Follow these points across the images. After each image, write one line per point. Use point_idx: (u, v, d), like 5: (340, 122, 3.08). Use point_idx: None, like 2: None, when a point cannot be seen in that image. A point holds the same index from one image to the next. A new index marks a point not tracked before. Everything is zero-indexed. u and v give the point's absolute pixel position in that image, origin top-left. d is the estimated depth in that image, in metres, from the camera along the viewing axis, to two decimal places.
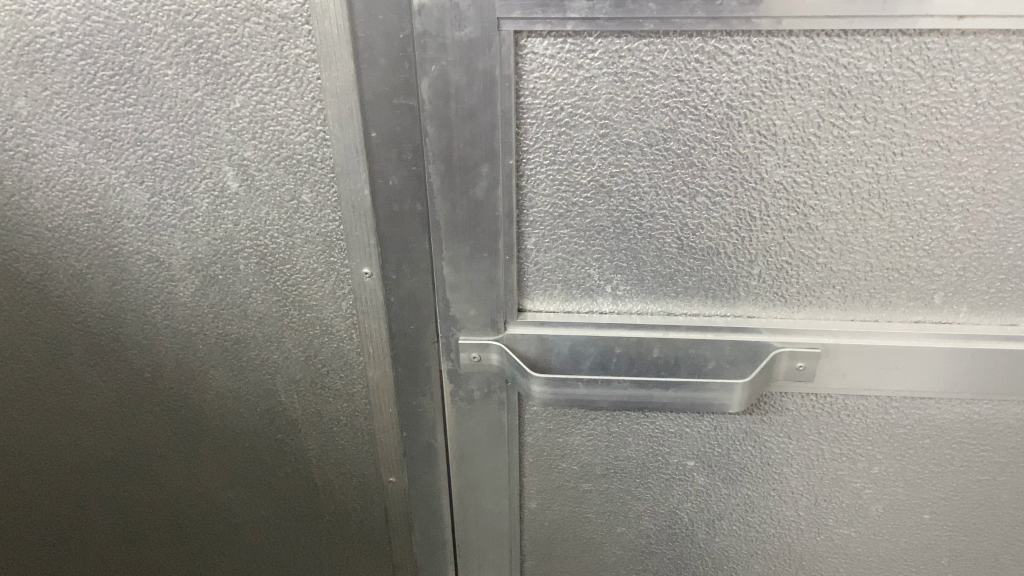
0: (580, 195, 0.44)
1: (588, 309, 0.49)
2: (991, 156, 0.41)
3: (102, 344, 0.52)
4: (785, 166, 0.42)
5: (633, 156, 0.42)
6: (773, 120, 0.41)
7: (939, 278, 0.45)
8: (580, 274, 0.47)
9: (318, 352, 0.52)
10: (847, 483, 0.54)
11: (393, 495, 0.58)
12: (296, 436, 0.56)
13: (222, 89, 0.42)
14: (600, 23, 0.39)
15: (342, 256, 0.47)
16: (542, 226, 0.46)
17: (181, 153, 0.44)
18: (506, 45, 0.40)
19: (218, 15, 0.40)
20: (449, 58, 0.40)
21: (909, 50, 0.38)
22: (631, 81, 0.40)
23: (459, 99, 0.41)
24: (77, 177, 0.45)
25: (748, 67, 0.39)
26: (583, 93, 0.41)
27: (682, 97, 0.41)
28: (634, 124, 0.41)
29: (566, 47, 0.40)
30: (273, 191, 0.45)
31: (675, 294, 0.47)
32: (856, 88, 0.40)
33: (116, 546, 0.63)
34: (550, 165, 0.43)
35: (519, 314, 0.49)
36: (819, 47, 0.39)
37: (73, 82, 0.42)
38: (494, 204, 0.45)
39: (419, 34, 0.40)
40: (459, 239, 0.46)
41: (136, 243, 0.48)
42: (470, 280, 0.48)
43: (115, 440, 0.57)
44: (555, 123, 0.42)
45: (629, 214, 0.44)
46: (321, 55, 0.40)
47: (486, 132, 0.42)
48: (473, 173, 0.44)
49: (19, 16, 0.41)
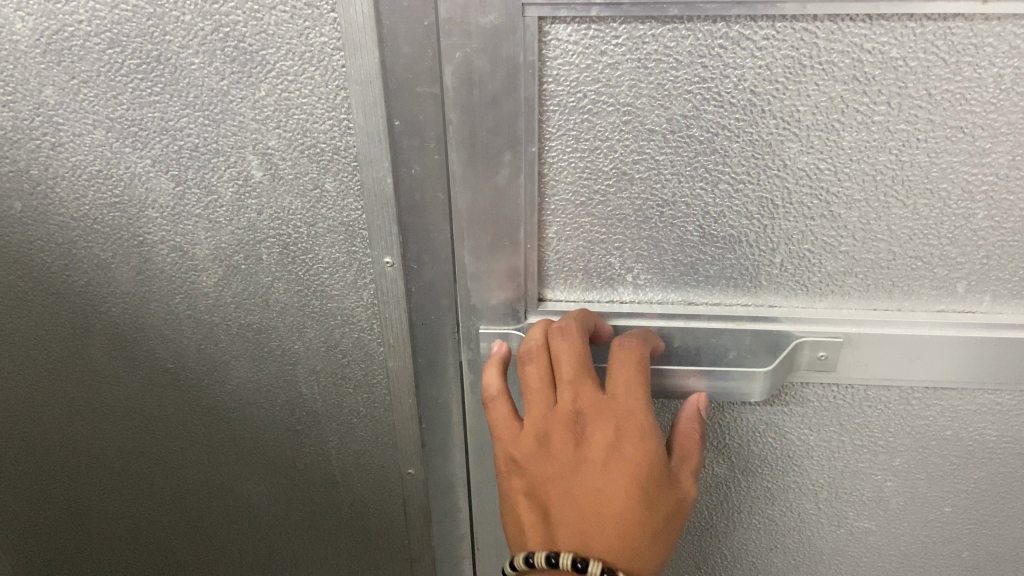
0: (602, 183, 0.44)
1: (609, 299, 0.49)
2: (1016, 142, 0.40)
3: (125, 334, 0.53)
4: (808, 153, 0.42)
5: (656, 143, 0.42)
6: (797, 107, 0.41)
7: (962, 267, 0.45)
8: (601, 263, 0.47)
9: (339, 343, 0.52)
10: (867, 476, 0.53)
11: (412, 486, 0.59)
12: (316, 427, 0.56)
13: (248, 77, 0.42)
14: (624, 9, 0.39)
15: (364, 245, 0.48)
16: (564, 214, 0.46)
17: (206, 142, 0.45)
18: (529, 31, 0.40)
19: (244, 3, 0.40)
20: (472, 44, 0.41)
21: (934, 34, 0.38)
22: (654, 67, 0.40)
23: (482, 86, 0.42)
24: (103, 166, 0.46)
25: (772, 53, 0.39)
26: (606, 80, 0.41)
27: (706, 84, 0.40)
28: (656, 111, 0.41)
29: (589, 33, 0.40)
30: (296, 180, 0.45)
31: (696, 284, 0.48)
32: (881, 73, 0.39)
33: (136, 537, 0.63)
34: (572, 153, 0.43)
35: (540, 304, 0.49)
36: (844, 32, 0.39)
37: (101, 70, 0.43)
38: (516, 191, 0.44)
39: (444, 21, 0.40)
40: (481, 227, 0.46)
41: (160, 233, 0.48)
42: (492, 269, 0.48)
43: (136, 431, 0.57)
44: (578, 110, 0.42)
45: (651, 202, 0.44)
46: (346, 43, 0.41)
47: (508, 118, 0.42)
48: (495, 160, 0.44)
49: (49, 5, 0.41)
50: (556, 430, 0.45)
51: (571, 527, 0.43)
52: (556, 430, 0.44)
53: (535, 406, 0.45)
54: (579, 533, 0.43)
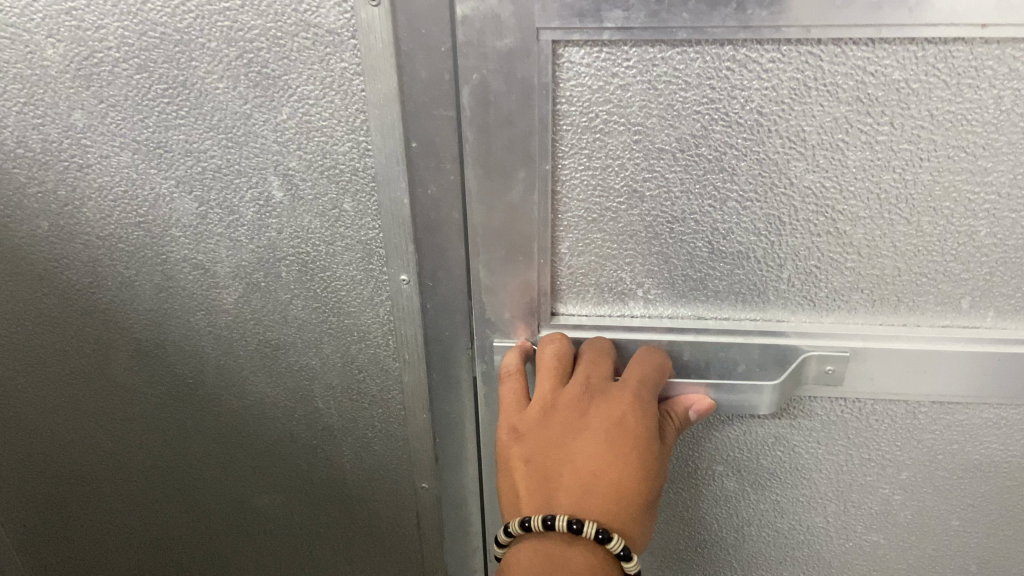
0: (614, 200, 0.45)
1: (620, 313, 0.50)
2: (1018, 161, 0.41)
3: (147, 350, 0.54)
4: (814, 171, 0.43)
5: (665, 162, 0.44)
6: (803, 126, 0.42)
7: (966, 282, 0.46)
8: (612, 278, 0.48)
9: (355, 358, 0.53)
10: (875, 489, 0.54)
11: (425, 500, 0.59)
12: (332, 442, 0.58)
13: (271, 101, 0.44)
14: (635, 32, 0.40)
15: (381, 263, 0.49)
16: (576, 230, 0.47)
17: (229, 163, 0.46)
18: (544, 54, 0.41)
19: (268, 30, 0.41)
20: (489, 66, 0.42)
21: (934, 57, 0.39)
22: (664, 88, 0.42)
23: (498, 106, 0.43)
24: (129, 187, 0.47)
25: (778, 75, 0.41)
26: (617, 100, 0.42)
27: (714, 104, 0.42)
28: (666, 130, 0.43)
29: (601, 56, 0.41)
30: (315, 200, 0.47)
31: (706, 298, 0.49)
32: (884, 94, 0.41)
33: (154, 550, 0.64)
34: (584, 170, 0.45)
35: (553, 318, 0.50)
36: (847, 55, 0.40)
37: (128, 94, 0.44)
38: (529, 206, 0.46)
39: (462, 44, 0.42)
40: (495, 242, 0.48)
41: (182, 251, 0.50)
42: (505, 284, 0.49)
43: (155, 445, 0.58)
44: (590, 129, 0.43)
45: (661, 219, 0.46)
46: (366, 67, 0.42)
47: (523, 136, 0.43)
48: (509, 177, 0.45)
49: (79, 32, 0.42)
50: (563, 402, 0.47)
51: (569, 490, 0.44)
52: (562, 403, 0.46)
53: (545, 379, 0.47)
54: (576, 496, 0.44)
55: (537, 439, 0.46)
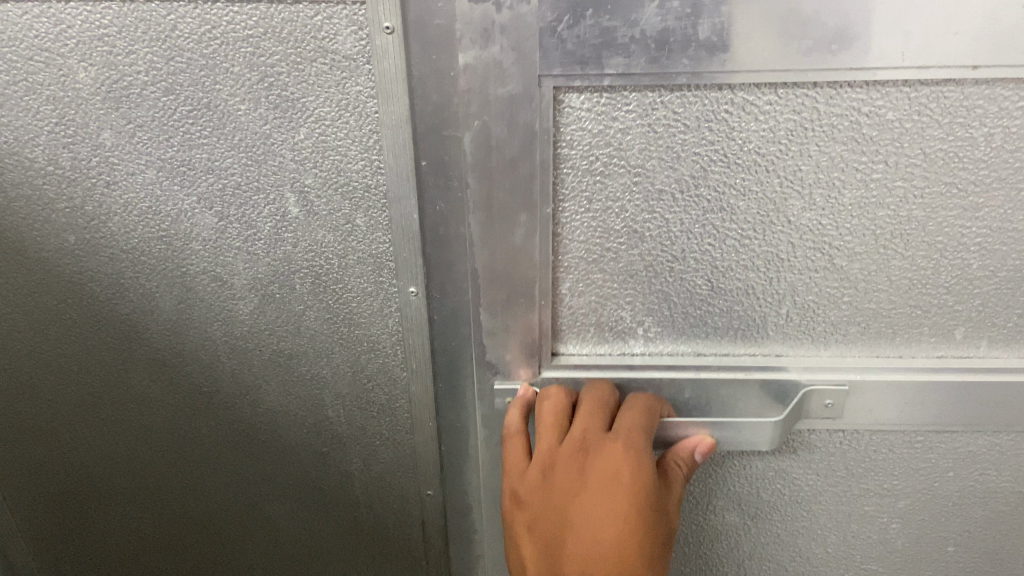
0: (614, 241, 0.48)
1: (621, 351, 0.52)
2: (1006, 197, 0.44)
3: (164, 359, 0.56)
4: (810, 209, 0.46)
5: (665, 203, 0.46)
6: (800, 166, 0.44)
7: (958, 314, 0.49)
8: (613, 316, 0.51)
9: (365, 368, 0.56)
10: (874, 518, 0.56)
11: (431, 508, 0.61)
12: (341, 450, 0.59)
13: (289, 122, 0.46)
14: (635, 78, 0.43)
15: (391, 275, 0.51)
16: (577, 270, 0.49)
17: (248, 180, 0.49)
18: (545, 100, 0.44)
19: (289, 56, 0.44)
20: (491, 114, 0.44)
21: (927, 97, 0.42)
22: (664, 132, 0.44)
23: (501, 151, 0.45)
24: (153, 203, 0.50)
25: (776, 116, 0.43)
26: (617, 144, 0.45)
27: (712, 146, 0.44)
28: (666, 173, 0.45)
29: (601, 101, 0.44)
30: (329, 215, 0.49)
31: (705, 335, 0.51)
32: (878, 133, 0.43)
33: (165, 557, 0.66)
34: (585, 213, 0.47)
35: (553, 357, 0.53)
36: (843, 96, 0.42)
37: (155, 115, 0.47)
38: (530, 249, 0.48)
39: (465, 91, 0.44)
40: (497, 284, 0.50)
41: (202, 264, 0.52)
42: (508, 323, 0.51)
43: (170, 452, 0.60)
44: (590, 173, 0.46)
45: (663, 258, 0.48)
46: (380, 93, 0.45)
47: (524, 181, 0.46)
48: (511, 221, 0.47)
49: (111, 57, 0.45)
50: (562, 463, 0.48)
51: (572, 555, 0.44)
52: (560, 464, 0.48)
53: (545, 443, 0.49)
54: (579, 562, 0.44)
55: (538, 503, 0.47)
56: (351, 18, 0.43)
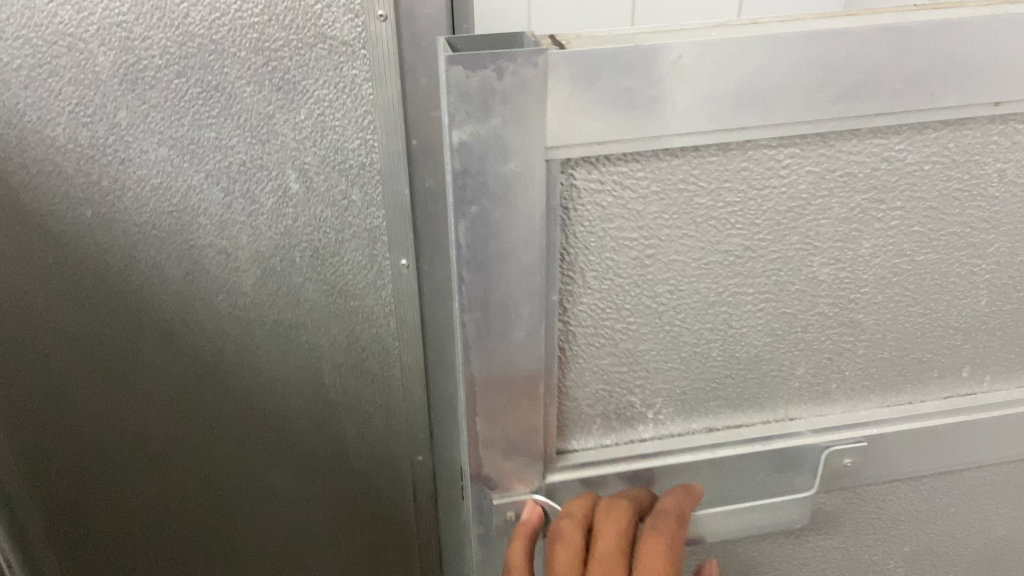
0: (627, 320, 0.35)
1: (628, 440, 0.39)
2: None
3: (172, 328, 0.60)
4: (830, 264, 0.35)
5: (683, 266, 0.34)
6: (820, 221, 0.34)
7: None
8: (620, 403, 0.38)
9: (360, 338, 0.59)
10: None
11: (420, 473, 0.65)
12: (337, 418, 0.63)
13: (291, 103, 0.50)
14: (660, 137, 0.30)
15: (384, 249, 0.55)
16: (587, 361, 0.36)
17: (253, 158, 0.53)
18: (553, 174, 0.30)
19: (290, 41, 0.48)
20: (492, 197, 0.30)
21: (945, 140, 0.33)
22: (674, 186, 0.32)
23: (501, 240, 0.31)
24: (164, 179, 0.54)
25: (797, 170, 0.32)
26: (629, 205, 0.32)
27: (730, 206, 0.33)
28: (675, 239, 0.33)
29: (613, 168, 0.31)
30: (327, 191, 0.53)
31: (718, 414, 0.39)
32: (898, 181, 0.33)
33: (167, 525, 0.69)
34: (600, 302, 0.34)
35: (558, 457, 0.39)
36: (861, 143, 0.32)
37: (168, 97, 0.51)
38: (538, 346, 0.34)
39: (456, 174, 0.29)
40: (496, 409, 0.36)
41: (209, 238, 0.56)
42: (508, 451, 0.37)
43: (176, 420, 0.64)
44: (603, 250, 0.33)
45: (680, 339, 0.36)
46: (375, 77, 0.49)
47: (530, 271, 0.32)
48: (515, 317, 0.33)
49: (127, 42, 0.49)
50: None
51: None
52: None
53: None
54: None
55: None
56: (349, 6, 0.47)
